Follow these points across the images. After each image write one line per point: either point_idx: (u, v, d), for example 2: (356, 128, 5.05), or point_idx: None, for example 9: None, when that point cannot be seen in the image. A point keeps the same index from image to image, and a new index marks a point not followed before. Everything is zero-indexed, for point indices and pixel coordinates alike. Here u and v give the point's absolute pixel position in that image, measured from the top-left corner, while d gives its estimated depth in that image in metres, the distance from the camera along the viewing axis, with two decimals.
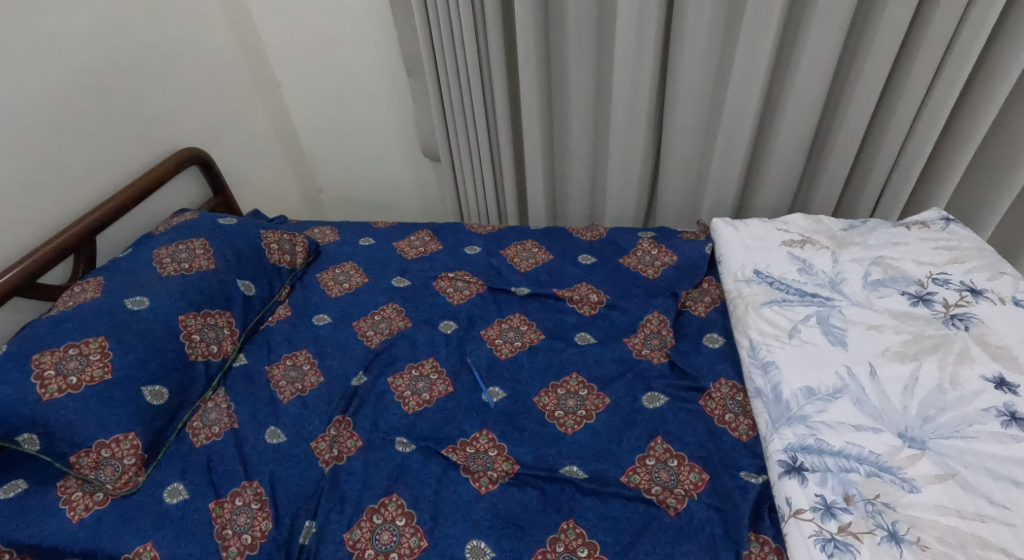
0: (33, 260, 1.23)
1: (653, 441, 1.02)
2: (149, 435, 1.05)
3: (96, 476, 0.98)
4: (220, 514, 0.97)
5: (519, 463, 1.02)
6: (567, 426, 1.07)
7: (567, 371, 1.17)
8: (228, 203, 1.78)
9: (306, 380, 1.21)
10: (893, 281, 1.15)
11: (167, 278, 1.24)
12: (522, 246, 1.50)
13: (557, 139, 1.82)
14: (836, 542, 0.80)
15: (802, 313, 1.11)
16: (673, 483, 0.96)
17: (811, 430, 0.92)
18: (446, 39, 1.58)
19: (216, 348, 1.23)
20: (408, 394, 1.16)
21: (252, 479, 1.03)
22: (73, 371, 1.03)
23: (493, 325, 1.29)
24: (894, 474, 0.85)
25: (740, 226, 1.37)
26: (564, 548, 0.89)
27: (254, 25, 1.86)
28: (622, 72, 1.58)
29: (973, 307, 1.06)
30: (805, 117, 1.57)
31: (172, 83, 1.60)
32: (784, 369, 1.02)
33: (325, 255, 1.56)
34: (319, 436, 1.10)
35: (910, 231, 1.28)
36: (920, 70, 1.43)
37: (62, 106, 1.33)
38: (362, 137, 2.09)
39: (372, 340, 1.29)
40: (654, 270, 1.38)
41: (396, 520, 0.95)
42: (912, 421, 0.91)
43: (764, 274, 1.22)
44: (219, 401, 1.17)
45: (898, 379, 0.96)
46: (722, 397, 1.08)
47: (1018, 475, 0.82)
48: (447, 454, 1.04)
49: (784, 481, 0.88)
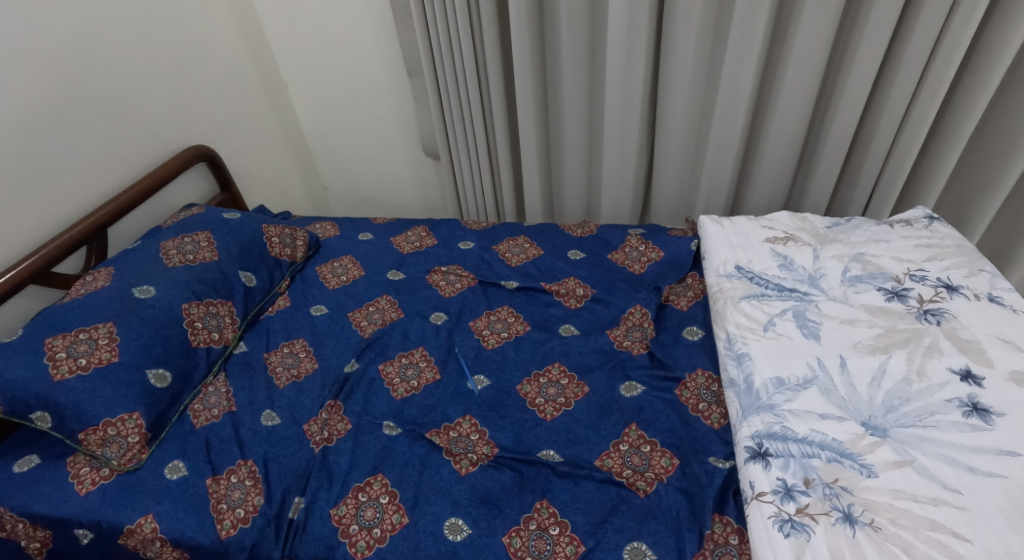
0: (47, 250, 1.30)
1: (628, 428, 1.06)
2: (152, 415, 1.11)
3: (103, 452, 1.05)
4: (216, 490, 1.04)
5: (499, 446, 1.06)
6: (547, 413, 1.11)
7: (550, 361, 1.21)
8: (234, 199, 1.85)
9: (302, 367, 1.27)
10: (870, 277, 1.18)
11: (172, 269, 1.31)
12: (514, 242, 1.55)
13: (554, 135, 1.86)
14: (793, 523, 0.83)
15: (779, 307, 1.15)
16: (645, 467, 1.00)
17: (778, 418, 0.95)
18: (444, 38, 1.63)
19: (217, 336, 1.29)
20: (398, 381, 1.21)
21: (248, 457, 1.09)
22: (83, 354, 1.10)
23: (482, 317, 1.34)
24: (854, 460, 0.88)
25: (725, 223, 1.40)
26: (536, 526, 0.94)
27: (262, 28, 1.93)
28: (615, 70, 1.61)
29: (946, 303, 1.09)
30: (795, 116, 1.60)
31: (185, 84, 1.68)
32: (757, 360, 1.05)
33: (325, 248, 1.62)
34: (311, 419, 1.16)
35: (893, 228, 1.31)
36: (907, 70, 1.46)
37: (76, 106, 1.40)
38: (366, 137, 2.15)
39: (365, 330, 1.34)
40: (641, 265, 1.42)
41: (380, 499, 1.00)
42: (876, 411, 0.93)
43: (745, 269, 1.25)
44: (219, 385, 1.23)
45: (868, 371, 0.99)
46: (697, 387, 1.11)
47: (975, 462, 0.85)
48: (431, 437, 1.09)
49: (749, 466, 0.91)
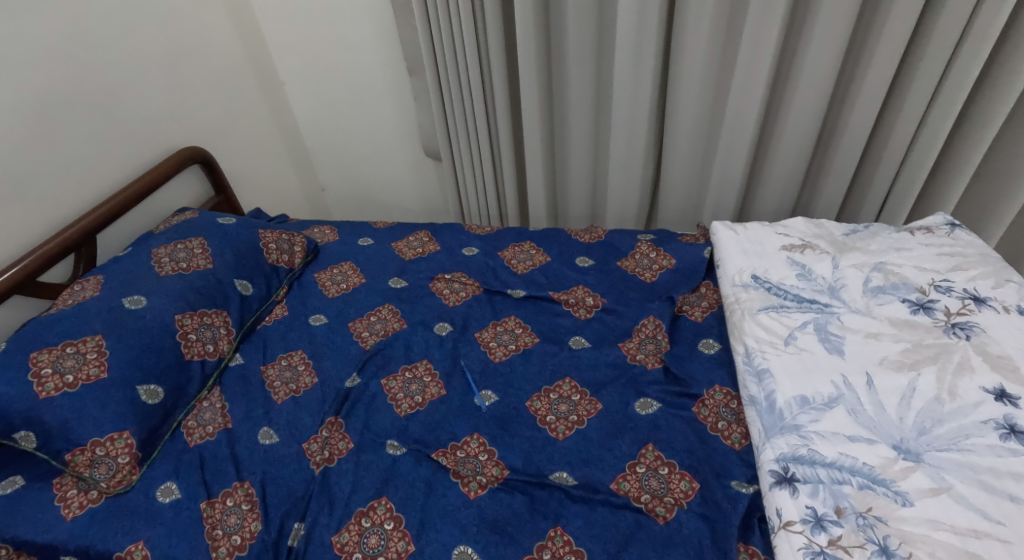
0: (33, 259, 1.24)
1: (644, 448, 1.01)
2: (143, 434, 1.05)
3: (91, 474, 0.99)
4: (210, 515, 0.98)
5: (509, 468, 1.01)
6: (559, 432, 1.06)
7: (560, 375, 1.16)
8: (229, 202, 1.79)
9: (301, 381, 1.22)
10: (894, 288, 1.13)
11: (164, 278, 1.25)
12: (520, 248, 1.50)
13: (559, 136, 1.80)
14: (826, 555, 0.78)
15: (799, 319, 1.10)
16: (663, 491, 0.95)
17: (804, 440, 0.90)
18: (446, 36, 1.57)
19: (212, 348, 1.23)
20: (401, 396, 1.16)
21: (245, 479, 1.04)
22: (70, 370, 1.04)
23: (488, 328, 1.29)
24: (887, 487, 0.83)
25: (739, 230, 1.35)
26: (551, 556, 0.88)
27: (258, 26, 1.87)
28: (623, 70, 1.56)
29: (975, 316, 1.04)
30: (809, 119, 1.55)
31: (178, 83, 1.62)
32: (779, 377, 1.00)
33: (324, 254, 1.56)
34: (311, 437, 1.11)
35: (914, 236, 1.26)
36: (925, 72, 1.41)
37: (64, 107, 1.34)
38: (365, 137, 2.10)
39: (367, 341, 1.29)
40: (652, 273, 1.37)
41: (384, 524, 0.95)
42: (908, 433, 0.89)
43: (762, 279, 1.20)
44: (213, 401, 1.17)
45: (896, 390, 0.95)
46: (715, 405, 1.06)
47: (1015, 489, 0.80)
48: (438, 458, 1.04)
49: (774, 492, 0.86)
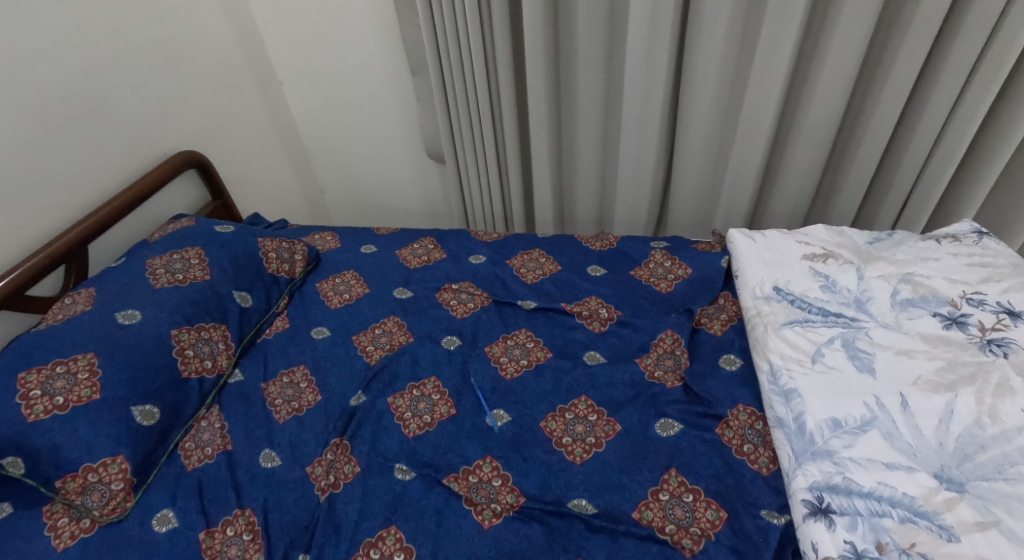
0: (22, 272, 1.18)
1: (666, 473, 0.96)
2: (139, 458, 1.00)
3: (82, 501, 0.94)
4: (210, 546, 0.93)
5: (525, 495, 0.96)
6: (576, 455, 1.01)
7: (576, 394, 1.10)
8: (227, 207, 1.73)
9: (303, 399, 1.16)
10: (924, 301, 1.08)
11: (159, 290, 1.19)
12: (529, 256, 1.44)
13: (566, 139, 1.75)
14: None
15: (826, 335, 1.05)
16: (688, 521, 0.90)
17: (838, 468, 0.86)
18: (451, 36, 1.51)
19: (210, 364, 1.18)
20: (409, 416, 1.11)
21: (246, 506, 0.99)
22: (60, 391, 0.98)
23: (499, 341, 1.23)
24: (930, 520, 0.78)
25: (758, 238, 1.30)
26: None
27: (254, 25, 1.81)
28: (634, 71, 1.50)
29: (1012, 332, 0.99)
30: (828, 121, 1.49)
31: (173, 85, 1.55)
32: (808, 398, 0.95)
33: (325, 262, 1.51)
34: (315, 460, 1.05)
35: (941, 244, 1.21)
36: (950, 75, 1.35)
37: (53, 111, 1.28)
38: (366, 139, 2.04)
39: (372, 356, 1.24)
40: (667, 283, 1.32)
41: (394, 556, 0.90)
42: (948, 461, 0.84)
43: (784, 291, 1.15)
44: (212, 420, 1.12)
45: (933, 412, 0.90)
46: (740, 426, 1.01)
47: None
48: (449, 483, 0.99)
49: (809, 524, 0.82)
